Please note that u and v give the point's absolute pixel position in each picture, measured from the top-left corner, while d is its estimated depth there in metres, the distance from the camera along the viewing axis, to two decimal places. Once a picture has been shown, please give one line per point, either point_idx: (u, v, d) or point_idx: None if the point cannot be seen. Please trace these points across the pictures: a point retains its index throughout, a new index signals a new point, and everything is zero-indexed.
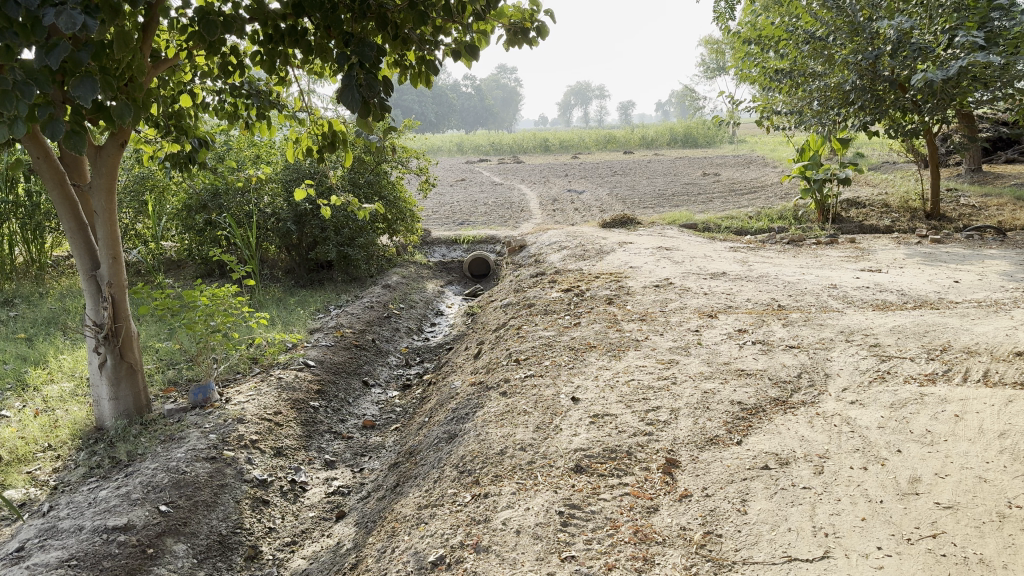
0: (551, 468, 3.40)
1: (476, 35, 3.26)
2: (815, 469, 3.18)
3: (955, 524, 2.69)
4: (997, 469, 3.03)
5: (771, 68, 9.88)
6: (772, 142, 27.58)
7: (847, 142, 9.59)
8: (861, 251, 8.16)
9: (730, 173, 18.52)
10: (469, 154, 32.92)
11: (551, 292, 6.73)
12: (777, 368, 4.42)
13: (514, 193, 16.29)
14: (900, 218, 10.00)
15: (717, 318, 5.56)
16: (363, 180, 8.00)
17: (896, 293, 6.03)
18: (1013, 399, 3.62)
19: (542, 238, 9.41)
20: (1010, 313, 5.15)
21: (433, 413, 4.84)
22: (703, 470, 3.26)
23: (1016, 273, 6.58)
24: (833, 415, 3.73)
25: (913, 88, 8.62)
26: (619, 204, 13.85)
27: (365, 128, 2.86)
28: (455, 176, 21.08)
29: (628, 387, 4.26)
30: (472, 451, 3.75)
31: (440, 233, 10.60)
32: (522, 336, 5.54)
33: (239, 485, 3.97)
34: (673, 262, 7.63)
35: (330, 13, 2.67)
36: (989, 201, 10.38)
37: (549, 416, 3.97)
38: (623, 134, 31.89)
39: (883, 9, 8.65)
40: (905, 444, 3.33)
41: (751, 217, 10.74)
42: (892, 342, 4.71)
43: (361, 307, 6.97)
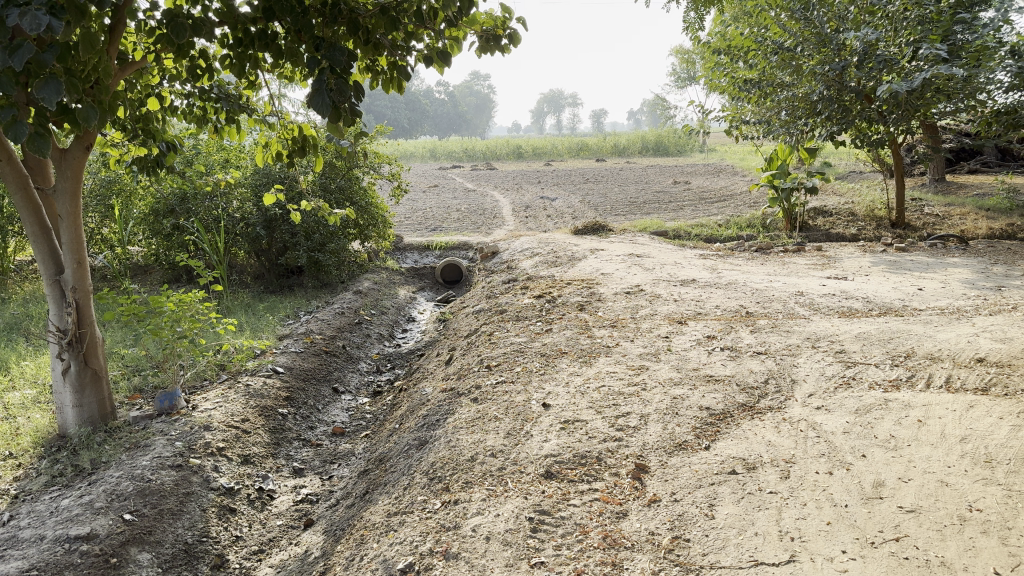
0: (521, 474, 3.40)
1: (448, 42, 3.28)
2: (781, 474, 3.21)
3: (917, 528, 2.73)
4: (958, 473, 3.09)
5: (739, 79, 9.98)
6: (741, 151, 27.98)
7: (815, 152, 9.73)
8: (827, 259, 8.28)
9: (701, 182, 18.69)
10: (442, 160, 32.87)
11: (523, 298, 6.74)
12: (745, 374, 4.46)
13: (486, 200, 16.28)
14: (865, 226, 10.16)
15: (687, 324, 5.61)
16: (334, 185, 7.96)
17: (862, 301, 6.13)
18: (974, 405, 3.71)
19: (514, 245, 9.44)
20: (972, 320, 5.26)
21: (404, 420, 4.82)
22: (672, 475, 3.29)
23: (977, 281, 6.72)
24: (799, 421, 3.77)
25: (879, 99, 8.74)
26: (591, 211, 13.91)
27: (336, 133, 2.84)
28: (428, 182, 21.03)
29: (598, 394, 4.28)
30: (443, 457, 3.74)
31: (413, 238, 10.58)
32: (494, 342, 5.55)
33: (206, 493, 3.92)
34: (644, 268, 7.69)
35: (301, 17, 2.58)
36: (952, 210, 10.59)
37: (520, 422, 3.97)
38: (595, 142, 32.10)
39: (850, 21, 8.78)
40: (870, 449, 3.38)
41: (720, 225, 10.85)
42: (857, 349, 4.78)
43: (331, 313, 6.92)
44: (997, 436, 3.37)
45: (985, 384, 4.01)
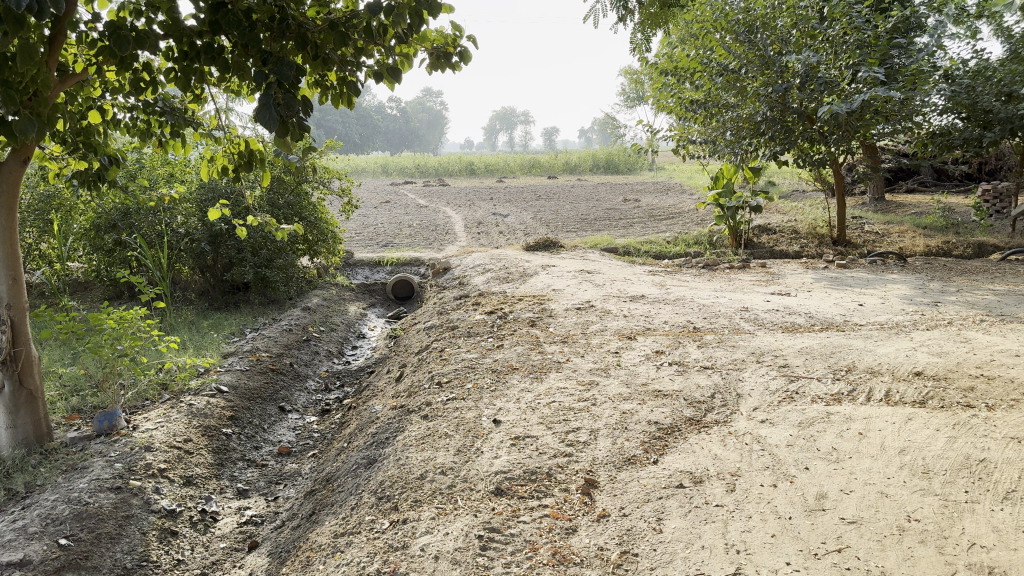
0: (471, 491, 3.38)
1: (398, 57, 3.29)
2: (727, 486, 3.26)
3: (858, 538, 2.79)
4: (898, 483, 3.17)
5: (685, 99, 10.05)
6: (689, 170, 28.54)
7: (759, 171, 9.96)
8: (772, 276, 8.46)
9: (650, 199, 18.96)
10: (393, 176, 32.74)
11: (474, 314, 6.73)
12: (692, 389, 4.51)
13: (438, 216, 16.27)
14: (808, 244, 10.41)
15: (636, 340, 5.66)
16: (283, 201, 7.88)
17: (805, 316, 6.27)
18: (912, 417, 3.82)
19: (466, 261, 9.43)
20: (910, 335, 5.42)
21: (352, 438, 4.76)
22: (620, 490, 3.30)
23: (915, 297, 6.93)
24: (744, 434, 3.83)
25: (820, 120, 9.00)
26: (543, 228, 14.00)
27: (284, 148, 2.81)
28: (379, 198, 20.89)
29: (549, 409, 4.29)
30: (392, 476, 3.70)
31: (363, 254, 10.50)
32: (445, 358, 5.52)
33: (146, 516, 3.81)
34: (595, 284, 7.75)
35: (249, 32, 2.49)
36: (891, 228, 10.94)
37: (470, 439, 3.96)
38: (547, 159, 32.38)
39: (793, 44, 9.01)
40: (813, 461, 3.45)
41: (669, 242, 11.02)
42: (800, 363, 4.88)
43: (278, 330, 6.82)
44: (934, 447, 3.47)
45: (922, 397, 4.13)
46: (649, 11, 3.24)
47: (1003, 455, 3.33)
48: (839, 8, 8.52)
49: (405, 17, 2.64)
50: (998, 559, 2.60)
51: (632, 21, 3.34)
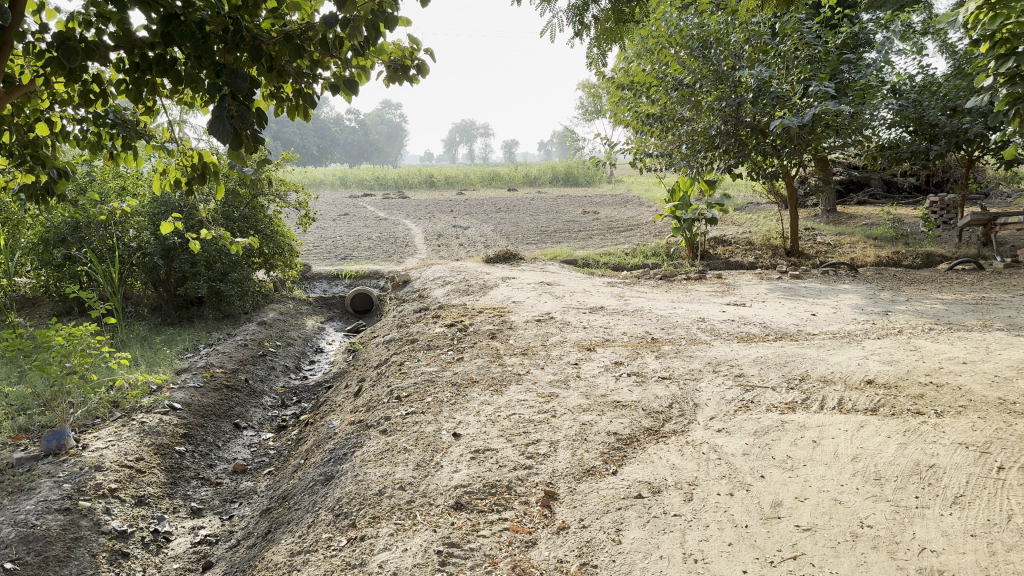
0: (430, 507, 3.36)
1: (355, 70, 3.29)
2: (685, 496, 3.29)
3: (813, 546, 2.83)
4: (851, 490, 3.22)
5: (642, 113, 10.10)
6: (647, 182, 28.87)
7: (714, 183, 10.11)
8: (727, 286, 8.58)
9: (609, 212, 19.10)
10: (351, 188, 32.53)
11: (434, 327, 6.70)
12: (650, 400, 4.55)
13: (398, 228, 16.21)
14: (763, 255, 10.58)
15: (595, 351, 5.69)
16: (237, 214, 7.78)
17: (759, 326, 6.37)
18: (863, 425, 3.90)
19: (425, 274, 9.40)
20: (861, 344, 5.54)
21: (309, 455, 4.69)
22: (580, 502, 3.31)
23: (866, 306, 7.09)
24: (701, 443, 3.87)
25: (772, 134, 9.18)
26: (503, 240, 14.02)
27: (238, 160, 2.78)
28: (338, 211, 20.72)
29: (508, 422, 4.28)
30: (349, 493, 3.66)
31: (321, 268, 10.39)
32: (404, 372, 5.48)
33: (96, 538, 3.71)
34: (555, 296, 7.78)
35: (202, 43, 2.44)
36: (842, 239, 11.18)
37: (430, 453, 3.93)
38: (507, 171, 32.49)
39: (745, 59, 9.17)
40: (768, 469, 3.49)
41: (627, 254, 11.11)
42: (755, 372, 4.96)
43: (234, 346, 6.72)
44: (885, 454, 3.54)
45: (874, 405, 4.22)
46: (605, 26, 3.28)
47: (950, 460, 3.41)
48: (790, 24, 8.75)
49: (361, 29, 2.64)
50: (947, 562, 2.65)
51: (588, 36, 3.38)
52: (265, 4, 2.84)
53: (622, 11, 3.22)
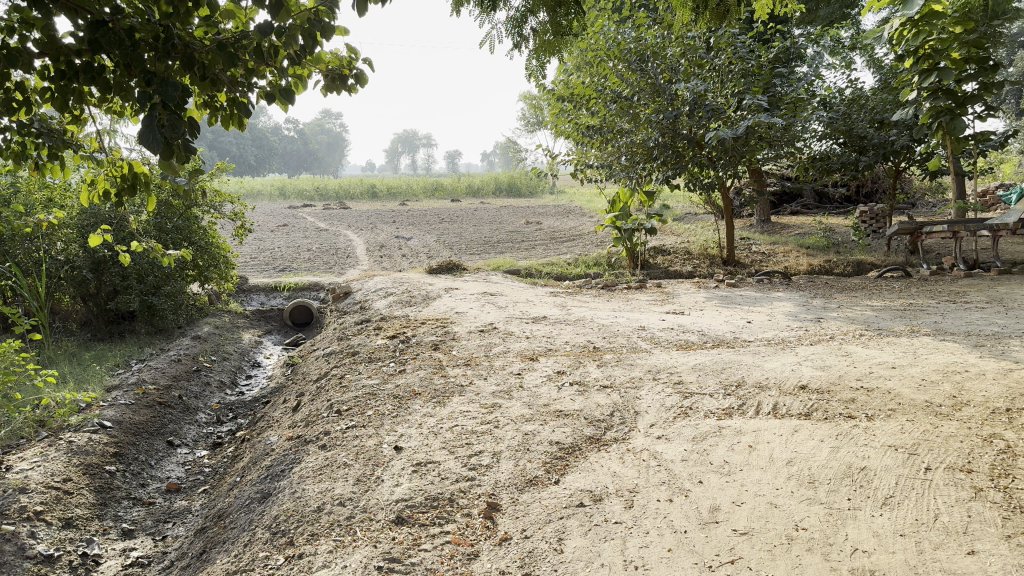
0: (370, 522, 3.31)
1: (291, 79, 3.29)
2: (626, 503, 3.31)
3: (750, 549, 2.87)
4: (785, 494, 3.30)
5: (582, 125, 10.19)
6: (589, 192, 29.19)
7: (653, 194, 10.28)
8: (667, 295, 8.72)
9: (552, 222, 19.22)
10: (291, 199, 32.03)
11: (375, 339, 6.63)
12: (592, 408, 4.57)
13: (339, 239, 16.03)
14: (700, 264, 10.78)
15: (537, 361, 5.70)
16: (170, 225, 7.59)
17: (697, 334, 6.49)
18: (798, 429, 3.99)
19: (367, 285, 9.31)
20: (795, 350, 5.68)
21: (245, 472, 4.58)
22: (522, 512, 3.31)
23: (799, 313, 7.28)
24: (641, 451, 3.91)
25: (708, 146, 9.41)
26: (446, 251, 13.97)
27: (169, 170, 2.72)
28: (277, 221, 20.37)
29: (451, 434, 4.25)
30: (287, 510, 3.58)
31: (259, 280, 10.20)
32: (345, 386, 5.40)
33: (20, 563, 3.56)
34: (497, 306, 7.79)
35: (131, 52, 2.37)
36: (777, 248, 11.46)
37: (370, 467, 3.88)
38: (450, 182, 32.46)
39: (681, 73, 9.37)
40: (706, 475, 3.55)
41: (569, 264, 11.19)
42: (694, 379, 5.04)
43: (167, 361, 6.54)
44: (818, 457, 3.63)
45: (807, 410, 4.32)
46: (544, 39, 3.29)
47: (881, 462, 3.52)
48: (725, 38, 9.01)
49: (297, 38, 2.62)
50: (877, 562, 2.72)
51: (527, 48, 3.40)
52: (198, 12, 2.77)
53: (560, 24, 3.23)
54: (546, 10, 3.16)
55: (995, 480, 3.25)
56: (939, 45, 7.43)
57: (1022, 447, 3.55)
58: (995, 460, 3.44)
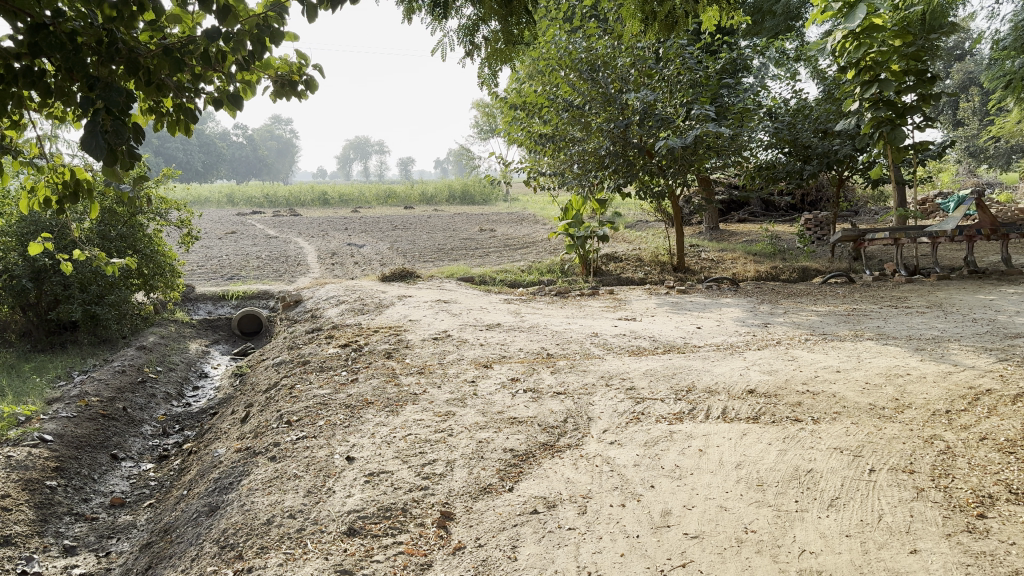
0: (322, 534, 3.27)
1: (239, 85, 3.29)
2: (579, 509, 3.34)
3: (701, 553, 2.91)
4: (734, 497, 3.35)
5: (535, 133, 10.24)
6: (542, 200, 29.33)
7: (605, 202, 10.38)
8: (619, 302, 8.81)
9: (505, 229, 19.25)
10: (240, 206, 31.51)
11: (327, 348, 6.56)
12: (546, 415, 4.59)
13: (290, 247, 15.82)
14: (651, 271, 10.92)
15: (491, 368, 5.71)
16: (114, 233, 7.44)
17: (649, 340, 6.56)
18: (746, 433, 4.07)
19: (318, 293, 9.22)
20: (743, 355, 5.79)
21: (192, 485, 4.49)
22: (476, 520, 3.30)
23: (747, 319, 7.42)
24: (594, 457, 3.94)
25: (658, 154, 9.58)
26: (398, 258, 13.89)
27: (112, 176, 2.66)
28: (224, 229, 19.98)
29: (404, 442, 4.23)
30: (236, 523, 3.52)
31: (206, 288, 10.01)
32: (295, 396, 5.33)
33: None
34: (451, 314, 7.78)
35: (73, 55, 2.30)
36: (725, 255, 11.67)
37: (321, 479, 3.84)
38: (403, 189, 32.33)
39: (631, 83, 9.49)
40: (658, 479, 3.59)
41: (523, 271, 11.22)
42: (645, 385, 5.09)
43: (111, 373, 6.38)
44: (767, 460, 3.71)
45: (755, 413, 4.40)
46: (496, 47, 3.30)
47: (827, 464, 3.60)
48: (674, 49, 9.18)
49: (246, 43, 2.61)
50: (825, 563, 2.78)
51: (478, 56, 3.42)
52: (143, 16, 2.72)
53: (512, 34, 3.24)
54: (498, 20, 3.16)
55: (935, 480, 3.35)
56: (879, 57, 7.69)
57: (961, 447, 3.67)
58: (936, 460, 3.54)
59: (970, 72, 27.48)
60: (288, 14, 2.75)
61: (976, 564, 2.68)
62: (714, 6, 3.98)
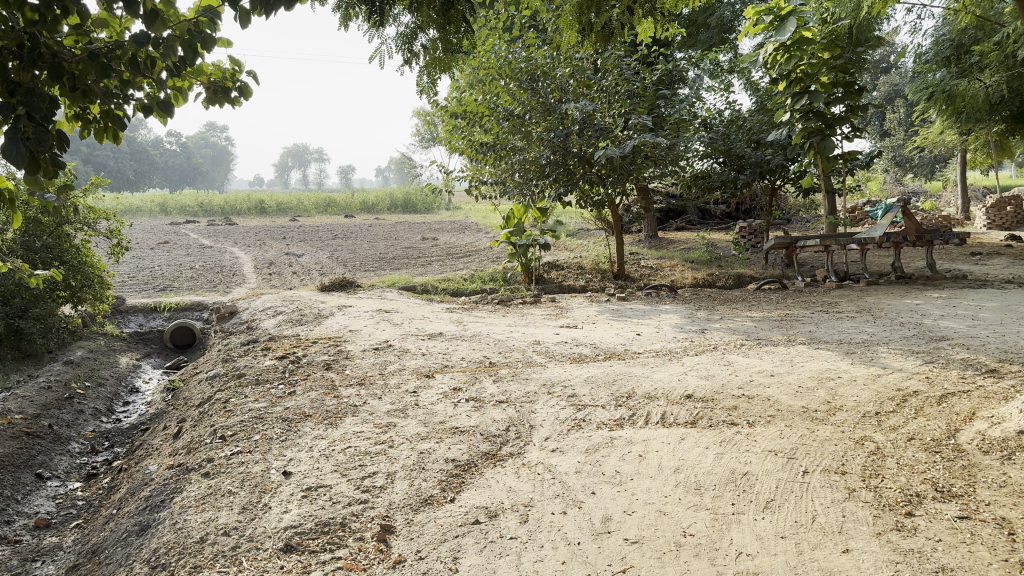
0: (257, 551, 3.19)
1: (170, 92, 3.26)
2: (520, 518, 3.33)
3: (640, 558, 2.94)
4: (674, 501, 3.39)
5: (475, 142, 10.25)
6: (484, 209, 29.36)
7: (546, 211, 10.44)
8: (560, 309, 8.87)
9: (447, 238, 19.18)
10: (174, 215, 30.71)
11: (263, 360, 6.43)
12: (488, 424, 4.58)
13: (225, 257, 15.46)
14: (592, 279, 11.02)
15: (433, 378, 5.67)
16: (39, 243, 7.20)
17: (590, 347, 6.62)
18: (684, 437, 4.13)
19: (255, 304, 9.04)
20: (681, 360, 5.88)
21: (121, 504, 4.35)
22: (416, 533, 3.27)
23: (685, 325, 7.55)
24: (537, 464, 3.94)
25: (597, 164, 9.70)
26: (338, 268, 13.73)
27: (34, 185, 2.58)
28: (157, 239, 19.40)
29: (343, 455, 4.17)
30: (167, 542, 3.39)
31: (137, 300, 9.72)
32: (230, 410, 5.21)
33: None
34: (392, 323, 7.71)
35: None
36: (664, 263, 11.86)
37: (257, 495, 3.75)
38: (343, 198, 32.01)
39: (570, 93, 9.58)
40: (599, 486, 3.61)
41: (465, 280, 11.20)
42: (586, 392, 5.12)
43: (35, 390, 6.14)
44: (704, 464, 3.76)
45: (693, 418, 4.47)
46: (434, 55, 3.29)
47: (762, 467, 3.68)
48: (611, 60, 9.32)
49: (177, 50, 2.56)
50: (760, 565, 2.83)
51: (418, 64, 3.40)
52: (66, 20, 2.64)
53: (451, 43, 3.23)
54: (436, 29, 3.15)
55: (866, 480, 3.45)
56: (809, 70, 7.93)
57: (890, 448, 3.79)
58: (866, 461, 3.65)
59: (895, 84, 28.48)
60: (221, 20, 2.71)
61: (905, 561, 2.76)
62: (649, 18, 4.04)
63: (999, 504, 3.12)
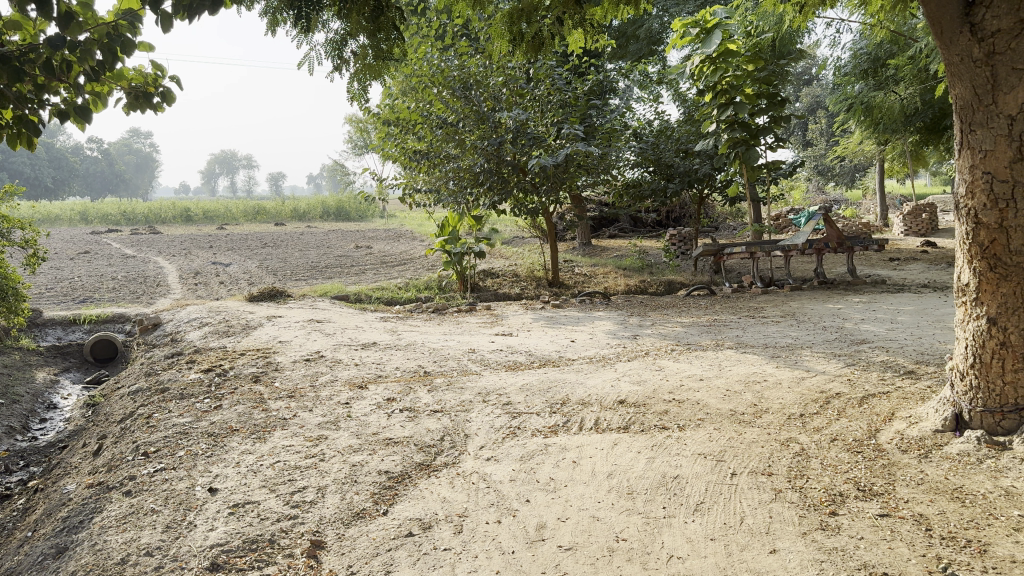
0: (181, 572, 3.10)
1: (89, 96, 3.16)
2: (455, 528, 3.32)
3: (574, 565, 2.95)
4: (606, 506, 3.43)
5: (409, 149, 10.20)
6: (418, 217, 29.20)
7: (480, 218, 10.45)
8: (495, 317, 8.88)
9: (381, 246, 19.02)
10: (94, 224, 29.59)
11: (188, 373, 6.25)
12: (422, 434, 4.55)
13: (148, 267, 14.96)
14: (527, 286, 11.07)
15: (367, 389, 5.60)
16: None
17: (525, 354, 6.64)
18: (617, 443, 4.18)
19: (180, 316, 8.80)
20: (614, 366, 5.96)
21: (37, 526, 4.15)
22: (348, 548, 3.22)
23: (618, 331, 7.65)
24: (471, 474, 3.93)
25: (531, 172, 9.77)
26: (268, 277, 13.45)
27: None
28: (76, 249, 18.63)
29: (272, 471, 4.08)
30: (86, 564, 3.25)
31: (54, 313, 9.33)
32: (153, 426, 5.04)
33: None
34: (324, 333, 7.59)
35: None
36: (597, 270, 11.99)
37: (181, 513, 3.64)
38: (273, 205, 31.40)
39: (504, 102, 9.59)
40: (533, 494, 3.62)
41: (400, 288, 11.11)
42: (521, 400, 5.13)
43: None
44: (636, 469, 3.81)
45: (625, 423, 4.53)
46: (365, 62, 3.25)
47: (692, 470, 3.74)
48: (543, 70, 9.39)
49: (95, 54, 2.48)
50: (691, 567, 2.88)
51: (348, 71, 3.36)
52: None
53: (381, 50, 3.21)
54: (366, 38, 3.14)
55: (792, 481, 3.55)
56: (734, 81, 8.14)
57: (814, 448, 3.91)
58: (792, 462, 3.75)
59: (817, 95, 29.48)
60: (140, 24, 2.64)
61: (829, 560, 2.84)
62: (579, 30, 4.07)
63: (917, 502, 3.24)
